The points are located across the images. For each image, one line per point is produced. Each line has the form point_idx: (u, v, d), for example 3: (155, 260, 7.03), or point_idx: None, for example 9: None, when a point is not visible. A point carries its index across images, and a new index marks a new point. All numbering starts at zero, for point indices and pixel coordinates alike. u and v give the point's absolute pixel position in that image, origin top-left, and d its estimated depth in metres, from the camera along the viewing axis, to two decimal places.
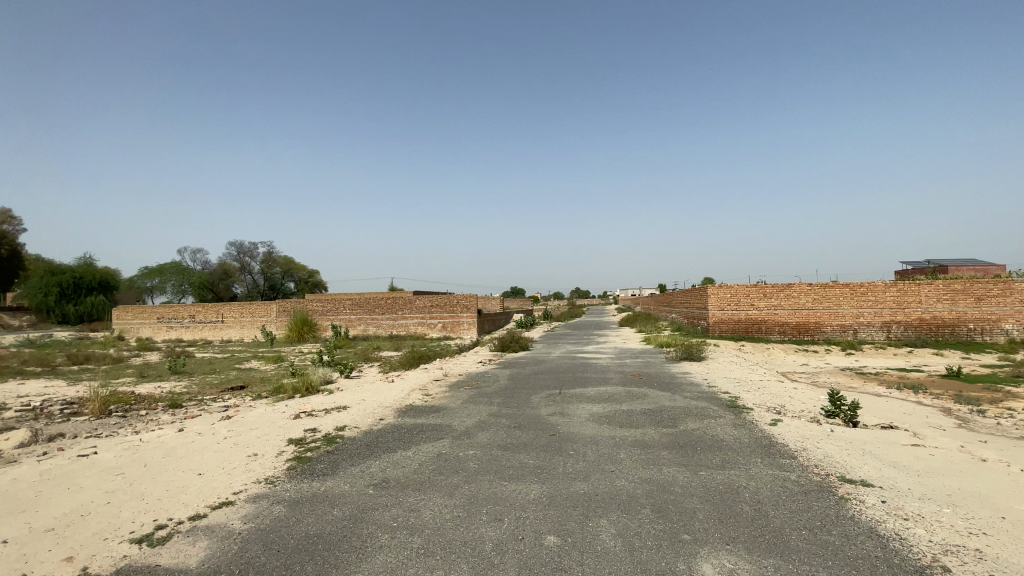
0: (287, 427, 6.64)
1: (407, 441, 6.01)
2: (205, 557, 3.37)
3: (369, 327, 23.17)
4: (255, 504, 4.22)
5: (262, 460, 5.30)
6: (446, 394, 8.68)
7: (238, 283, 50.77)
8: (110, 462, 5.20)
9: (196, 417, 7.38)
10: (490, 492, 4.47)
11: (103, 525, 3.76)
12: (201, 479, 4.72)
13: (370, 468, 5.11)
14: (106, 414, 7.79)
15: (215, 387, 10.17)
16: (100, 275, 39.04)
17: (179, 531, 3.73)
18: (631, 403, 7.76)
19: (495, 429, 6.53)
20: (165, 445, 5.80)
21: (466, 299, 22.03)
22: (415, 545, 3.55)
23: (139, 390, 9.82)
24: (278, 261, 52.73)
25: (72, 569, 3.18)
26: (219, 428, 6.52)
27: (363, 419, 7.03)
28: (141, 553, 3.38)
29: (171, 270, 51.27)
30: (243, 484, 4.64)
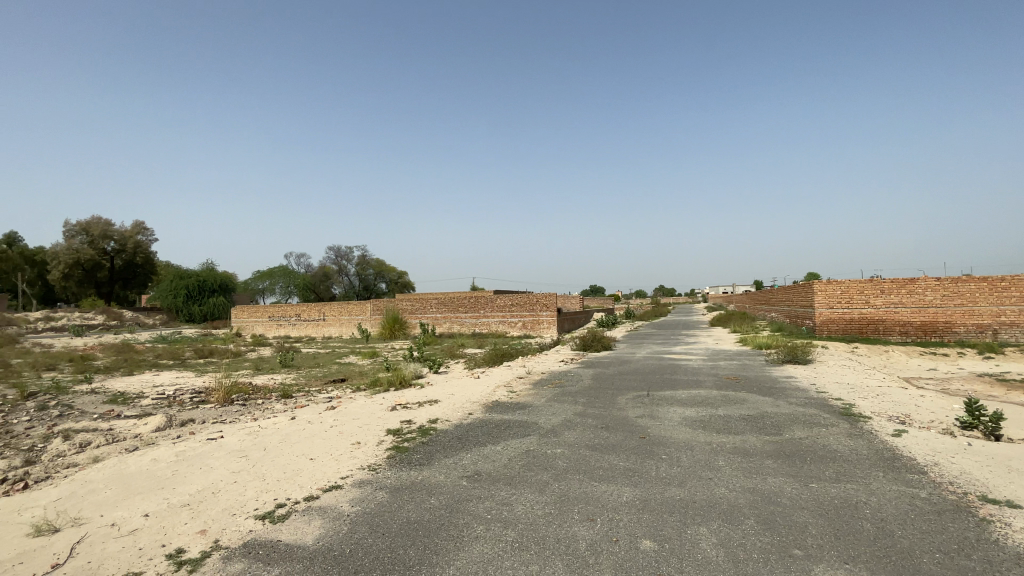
0: (384, 418, 7.05)
1: (496, 436, 6.13)
2: (320, 535, 3.65)
3: (454, 325, 24.00)
4: (360, 489, 4.52)
5: (365, 448, 5.67)
6: (531, 392, 8.73)
7: (337, 284, 54.99)
8: (235, 445, 5.82)
9: (305, 407, 8.08)
10: (581, 492, 4.42)
11: (230, 502, 4.21)
12: (312, 464, 5.13)
13: (462, 460, 5.27)
14: (229, 402, 8.78)
15: (319, 380, 11.07)
16: (220, 279, 44.06)
17: (296, 510, 4.09)
18: (727, 408, 7.31)
19: (583, 428, 6.45)
20: (280, 432, 6.39)
21: (546, 297, 22.02)
22: (509, 537, 3.61)
23: (255, 382, 10.92)
24: (371, 263, 56.34)
25: (207, 540, 3.60)
26: (325, 417, 7.07)
27: (453, 413, 7.29)
28: (264, 529, 3.75)
29: (279, 271, 56.46)
30: (349, 470, 4.99)
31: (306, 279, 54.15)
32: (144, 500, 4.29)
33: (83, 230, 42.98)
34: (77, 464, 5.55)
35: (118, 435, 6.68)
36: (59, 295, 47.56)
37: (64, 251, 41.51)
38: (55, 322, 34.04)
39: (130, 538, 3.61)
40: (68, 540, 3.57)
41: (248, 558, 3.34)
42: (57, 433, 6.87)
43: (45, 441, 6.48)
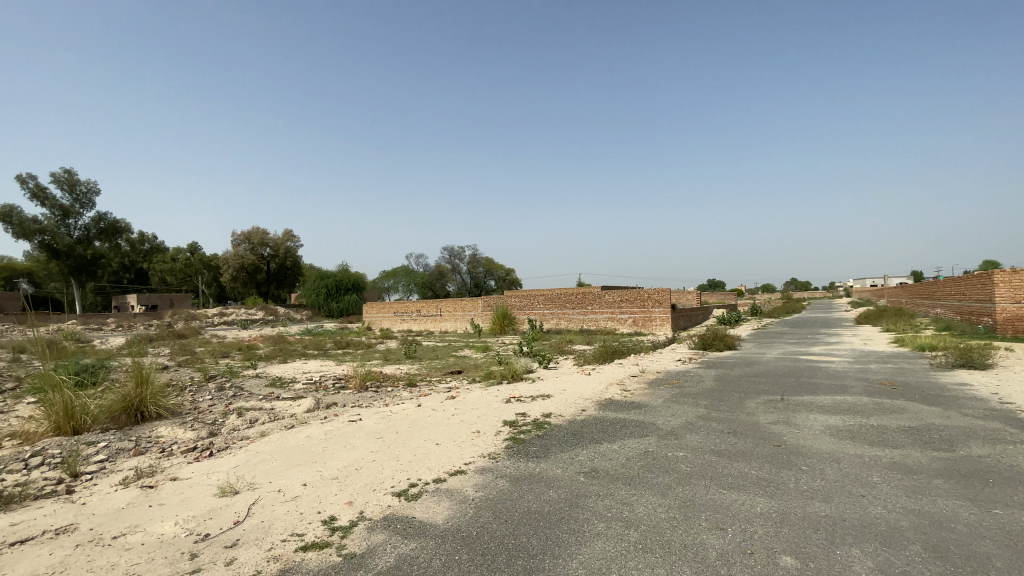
0: (501, 409, 7.32)
1: (612, 435, 6.03)
2: (448, 516, 3.89)
3: (562, 321, 24.08)
4: (482, 475, 4.74)
5: (484, 437, 5.92)
6: (647, 392, 8.46)
7: (451, 282, 58.30)
8: (372, 427, 6.44)
9: (428, 395, 8.67)
10: (707, 498, 4.17)
11: (369, 479, 4.66)
12: (438, 449, 5.49)
13: (579, 456, 5.28)
14: (364, 388, 9.74)
15: (439, 371, 11.82)
16: (352, 278, 49.00)
17: (427, 490, 4.41)
18: (880, 417, 6.41)
19: (707, 432, 6.08)
20: (408, 417, 6.94)
21: (658, 293, 21.09)
22: (632, 538, 3.53)
23: (385, 371, 11.99)
24: (481, 261, 58.70)
25: (353, 510, 4.02)
26: (447, 406, 7.53)
27: (566, 408, 7.32)
28: (400, 505, 4.09)
29: (401, 271, 60.19)
30: (472, 456, 5.25)
31: (423, 278, 57.88)
32: (301, 471, 4.92)
33: (245, 239, 50.10)
34: (248, 437, 6.54)
35: (277, 414, 7.76)
36: (229, 294, 56.31)
37: (232, 257, 49.00)
38: (224, 321, 39.20)
39: (292, 504, 4.15)
40: (245, 501, 4.21)
41: (388, 531, 3.66)
42: (232, 411, 8.17)
43: (224, 417, 7.74)
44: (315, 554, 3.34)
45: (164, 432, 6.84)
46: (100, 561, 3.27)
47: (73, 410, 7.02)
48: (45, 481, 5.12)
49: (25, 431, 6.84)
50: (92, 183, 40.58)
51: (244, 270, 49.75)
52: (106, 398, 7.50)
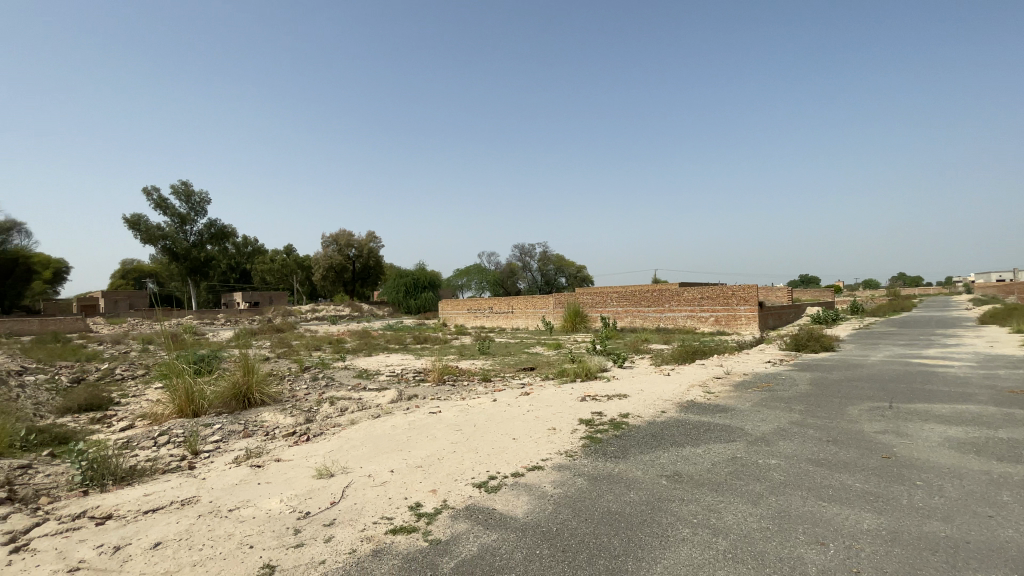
0: (577, 407, 7.27)
1: (696, 438, 5.78)
2: (528, 510, 3.93)
3: (637, 319, 23.47)
4: (561, 473, 4.73)
5: (561, 434, 5.91)
6: (733, 395, 8.02)
7: (522, 279, 58.85)
8: (452, 419, 6.67)
9: (503, 391, 8.82)
10: (804, 510, 3.88)
11: (451, 469, 4.82)
12: (515, 444, 5.56)
13: (660, 459, 5.12)
14: (442, 381, 10.11)
15: (513, 367, 11.97)
16: (429, 276, 50.91)
17: (506, 483, 4.49)
18: (1012, 430, 5.61)
19: (802, 440, 5.64)
20: (485, 411, 7.09)
21: (743, 290, 19.87)
22: (721, 546, 3.37)
23: (461, 366, 12.37)
24: (553, 258, 58.62)
25: (437, 498, 4.18)
26: (523, 402, 7.60)
27: (645, 409, 7.11)
28: (481, 496, 4.20)
29: (473, 269, 61.31)
30: (549, 453, 5.27)
31: (495, 276, 58.87)
32: (388, 458, 5.19)
33: (333, 240, 53.62)
34: (340, 424, 7.02)
35: (364, 403, 8.25)
36: (318, 292, 60.61)
37: (321, 257, 52.67)
38: (319, 321, 40.06)
39: (381, 488, 4.40)
40: (339, 484, 4.52)
41: (471, 520, 3.76)
42: (324, 399, 8.80)
43: (318, 405, 8.36)
44: (404, 537, 3.51)
45: (268, 417, 7.53)
46: (219, 530, 3.66)
47: (192, 396, 7.91)
48: (172, 457, 5.82)
49: (155, 412, 7.82)
50: (204, 192, 45.14)
51: (332, 270, 53.30)
52: (218, 385, 8.37)
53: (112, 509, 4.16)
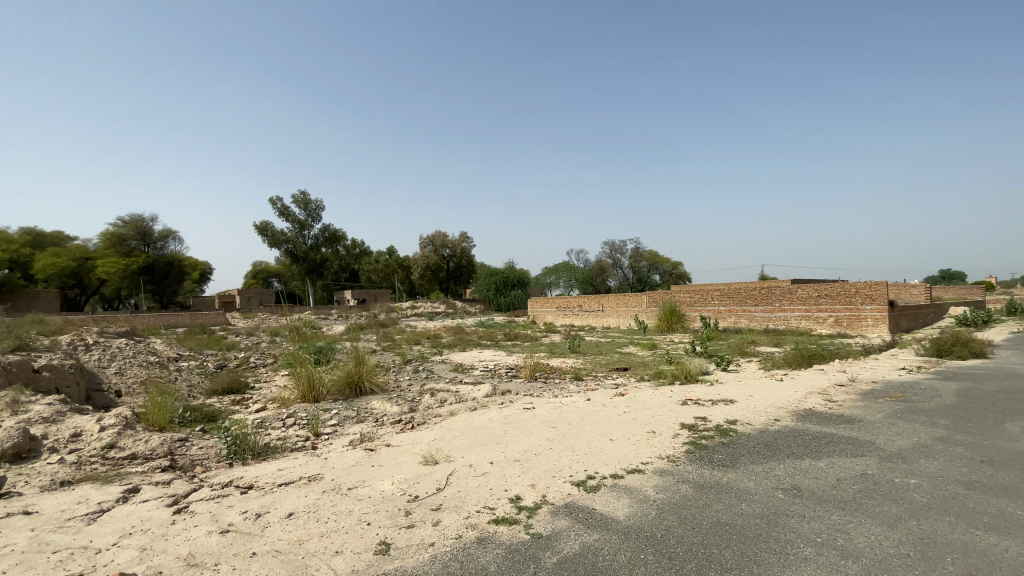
0: (677, 411, 6.96)
1: (816, 451, 5.26)
2: (630, 513, 3.84)
3: (741, 319, 21.97)
4: (663, 478, 4.56)
5: (661, 438, 5.69)
6: (859, 404, 7.20)
7: (613, 277, 57.74)
8: (546, 416, 6.70)
9: (597, 390, 8.71)
10: (953, 538, 3.37)
11: (549, 465, 4.84)
12: (613, 444, 5.45)
13: (775, 470, 4.73)
14: (534, 378, 10.22)
15: (607, 367, 11.77)
16: (519, 274, 51.74)
17: (605, 484, 4.42)
18: None
19: (948, 459, 4.90)
20: (580, 410, 7.04)
21: (870, 288, 17.74)
22: (851, 571, 3.03)
23: (553, 364, 12.40)
24: (645, 255, 56.73)
25: (537, 493, 4.22)
26: (618, 403, 7.43)
27: (755, 416, 6.61)
28: (580, 495, 4.17)
29: (563, 267, 61.03)
30: (650, 457, 5.09)
31: (585, 274, 58.30)
32: (487, 451, 5.35)
33: (430, 241, 56.46)
34: (440, 414, 7.38)
35: (462, 396, 8.59)
36: (415, 290, 64.13)
37: (419, 257, 55.66)
38: (419, 321, 37.48)
39: (482, 479, 4.54)
40: (443, 471, 4.74)
41: (571, 518, 3.76)
42: (425, 391, 9.31)
43: (420, 395, 8.86)
44: (506, 528, 3.60)
45: (376, 405, 8.13)
46: (340, 506, 4.01)
47: (313, 383, 8.77)
48: (298, 437, 6.50)
49: (283, 397, 8.77)
50: (319, 200, 49.69)
51: (428, 269, 56.17)
52: (334, 373, 9.19)
53: (253, 481, 4.74)
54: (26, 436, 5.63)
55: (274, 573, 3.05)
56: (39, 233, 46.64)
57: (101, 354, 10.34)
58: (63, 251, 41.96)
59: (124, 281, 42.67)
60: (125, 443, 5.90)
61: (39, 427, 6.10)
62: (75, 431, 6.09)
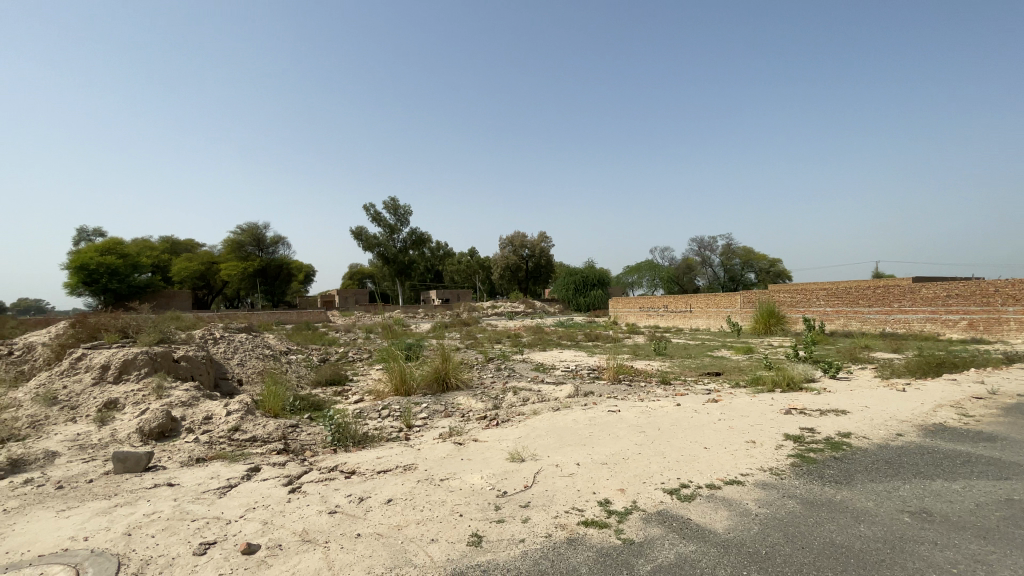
0: (779, 420, 6.44)
1: (948, 471, 4.62)
2: (729, 527, 3.61)
3: (851, 321, 19.90)
4: (766, 491, 4.25)
5: (762, 449, 5.31)
6: (1004, 421, 6.20)
7: (701, 275, 55.06)
8: (634, 420, 6.52)
9: (686, 395, 8.31)
10: None
11: (639, 470, 4.70)
12: (707, 453, 5.16)
13: (899, 490, 4.21)
14: (618, 380, 9.98)
15: (696, 370, 11.19)
16: (600, 274, 50.83)
17: (701, 493, 4.20)
18: None
19: None
20: (670, 415, 6.75)
21: (1015, 286, 15.25)
22: None
23: (638, 366, 12.02)
24: (737, 252, 53.26)
25: (627, 498, 4.11)
26: (712, 409, 7.03)
27: (872, 430, 5.94)
28: (674, 504, 4.00)
29: (646, 266, 59.02)
30: (749, 468, 4.77)
31: (670, 272, 56.12)
32: (574, 451, 5.31)
33: (509, 242, 57.31)
34: (523, 413, 7.45)
35: (544, 396, 8.61)
36: (496, 290, 65.34)
37: (499, 257, 56.68)
38: (499, 321, 36.87)
39: (569, 480, 4.51)
40: (531, 469, 4.78)
41: (665, 526, 3.61)
42: (508, 389, 9.46)
43: (503, 393, 8.99)
44: (596, 531, 3.54)
45: (462, 401, 8.38)
46: (434, 496, 4.19)
47: (404, 377, 9.24)
48: (392, 428, 6.89)
49: (378, 389, 9.34)
50: (407, 205, 52.35)
51: (508, 269, 57.02)
52: (423, 369, 9.65)
53: (355, 466, 5.09)
54: (169, 417, 6.50)
55: (377, 554, 3.25)
56: (177, 241, 53.71)
57: (226, 347, 11.70)
58: (195, 257, 47.98)
59: (244, 283, 48.11)
60: (246, 427, 6.61)
61: (179, 410, 7.02)
62: (207, 414, 6.93)
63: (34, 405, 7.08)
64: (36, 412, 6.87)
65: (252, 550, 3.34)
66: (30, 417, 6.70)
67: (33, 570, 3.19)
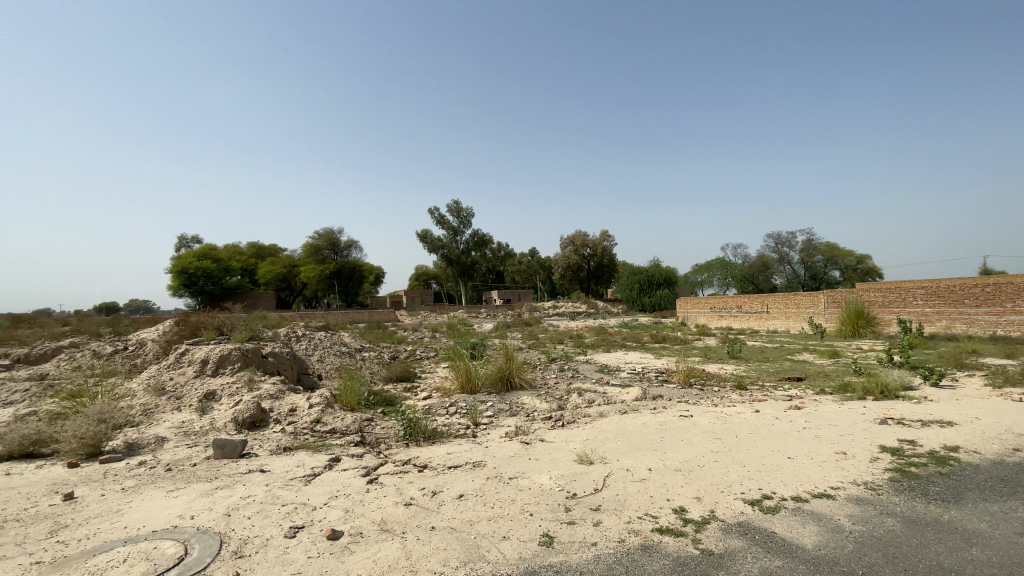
0: (873, 431, 5.90)
1: None
2: (819, 543, 3.36)
3: (956, 323, 17.88)
4: (859, 507, 3.91)
5: (854, 461, 4.89)
6: None
7: (778, 274, 51.99)
8: (708, 426, 6.24)
9: (764, 401, 7.83)
10: None
11: (716, 479, 4.49)
12: (792, 463, 4.84)
13: (1020, 512, 3.73)
14: (689, 384, 9.59)
15: (775, 375, 10.51)
16: (666, 273, 49.17)
17: (786, 506, 3.94)
18: None
19: None
20: (748, 422, 6.39)
21: None
22: None
23: (710, 369, 11.48)
24: (820, 248, 49.52)
25: (703, 507, 3.94)
26: (795, 417, 6.56)
27: (986, 444, 5.29)
28: (756, 515, 3.78)
29: (716, 264, 56.37)
30: (840, 481, 4.42)
31: (744, 271, 53.23)
32: (644, 456, 5.17)
33: (571, 241, 56.87)
34: (590, 414, 7.35)
35: (610, 398, 8.46)
36: (558, 290, 65.04)
37: (560, 257, 56.26)
38: (561, 321, 37.14)
39: (641, 485, 4.39)
40: (600, 473, 4.70)
41: (746, 539, 3.43)
42: (573, 390, 9.37)
43: (568, 394, 8.93)
44: (672, 539, 3.42)
45: (527, 401, 8.40)
46: (504, 494, 4.23)
47: (470, 376, 9.42)
48: (460, 425, 7.04)
49: (445, 387, 9.58)
50: (469, 208, 53.45)
51: (570, 269, 56.60)
52: (487, 368, 9.79)
53: (427, 461, 5.26)
54: (258, 408, 7.04)
55: (451, 548, 3.33)
56: (262, 245, 58.13)
57: (307, 344, 12.51)
58: (277, 260, 51.76)
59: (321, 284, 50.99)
60: (326, 419, 7.03)
61: (267, 402, 7.59)
62: (291, 406, 7.45)
63: (146, 394, 7.93)
64: (148, 400, 7.68)
65: (336, 536, 3.54)
66: (144, 405, 7.52)
67: (149, 543, 3.57)
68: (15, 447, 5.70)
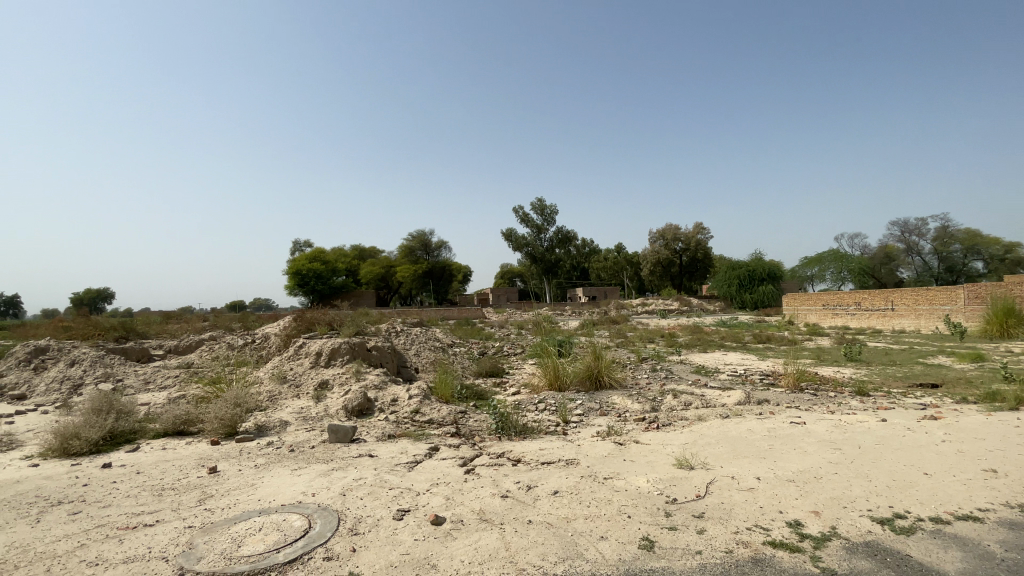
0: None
1: None
2: (965, 571, 2.94)
3: None
4: (1017, 533, 3.35)
5: (1009, 480, 4.20)
6: None
7: (905, 267, 46.08)
8: (824, 434, 5.69)
9: (890, 410, 6.99)
10: None
11: (835, 493, 4.09)
12: (929, 480, 4.27)
13: None
14: (799, 389, 8.82)
15: (904, 381, 9.33)
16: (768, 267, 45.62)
17: (922, 528, 3.49)
18: None
19: None
20: (873, 432, 5.74)
21: None
22: None
23: (823, 373, 10.47)
24: (958, 236, 43.02)
25: (823, 523, 3.60)
26: (932, 428, 5.77)
27: None
28: (886, 535, 3.39)
29: (828, 257, 51.28)
30: (991, 502, 3.82)
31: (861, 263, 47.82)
32: (751, 464, 4.84)
33: (662, 236, 54.17)
34: (687, 417, 7.03)
35: (709, 401, 8.03)
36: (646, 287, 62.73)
37: (648, 253, 54.84)
38: (650, 321, 33.10)
39: (748, 494, 4.12)
40: (702, 479, 4.48)
41: (875, 560, 3.08)
42: (667, 391, 9.01)
43: (661, 395, 8.62)
44: (787, 554, 3.17)
45: (619, 400, 8.23)
46: (599, 494, 4.19)
47: (559, 373, 9.44)
48: (550, 421, 7.09)
49: (534, 384, 9.69)
50: (555, 205, 53.43)
51: (660, 265, 54.65)
52: (576, 366, 9.71)
53: (520, 455, 5.35)
54: (365, 398, 7.61)
55: (548, 543, 3.37)
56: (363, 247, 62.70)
57: (406, 339, 13.29)
58: (377, 261, 55.60)
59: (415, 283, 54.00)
60: (424, 410, 7.42)
61: (372, 392, 8.19)
62: (393, 397, 7.95)
63: (271, 382, 8.92)
64: (273, 388, 8.63)
65: (439, 521, 3.73)
66: (270, 391, 8.47)
67: (279, 515, 4.02)
68: (171, 424, 6.71)
